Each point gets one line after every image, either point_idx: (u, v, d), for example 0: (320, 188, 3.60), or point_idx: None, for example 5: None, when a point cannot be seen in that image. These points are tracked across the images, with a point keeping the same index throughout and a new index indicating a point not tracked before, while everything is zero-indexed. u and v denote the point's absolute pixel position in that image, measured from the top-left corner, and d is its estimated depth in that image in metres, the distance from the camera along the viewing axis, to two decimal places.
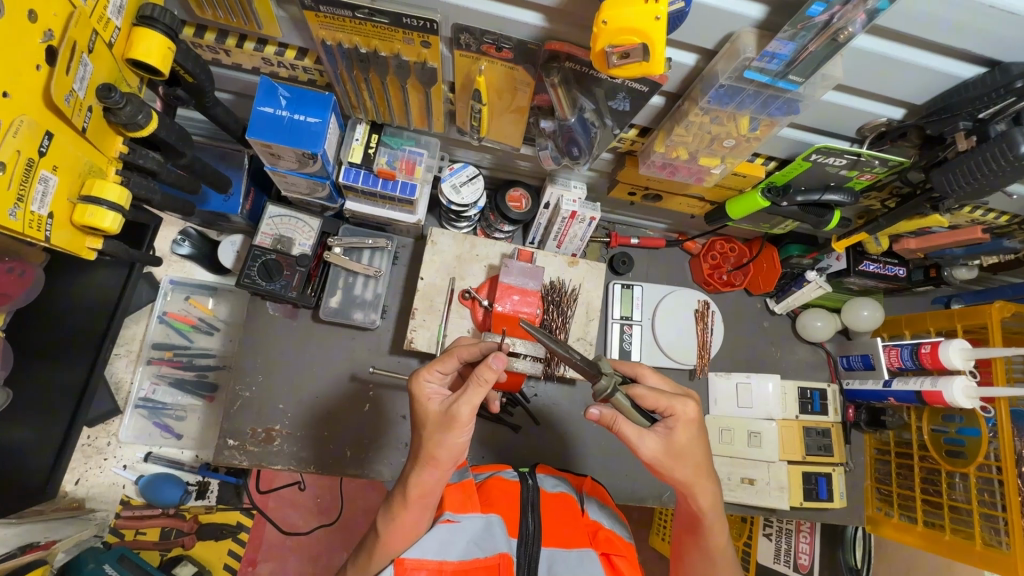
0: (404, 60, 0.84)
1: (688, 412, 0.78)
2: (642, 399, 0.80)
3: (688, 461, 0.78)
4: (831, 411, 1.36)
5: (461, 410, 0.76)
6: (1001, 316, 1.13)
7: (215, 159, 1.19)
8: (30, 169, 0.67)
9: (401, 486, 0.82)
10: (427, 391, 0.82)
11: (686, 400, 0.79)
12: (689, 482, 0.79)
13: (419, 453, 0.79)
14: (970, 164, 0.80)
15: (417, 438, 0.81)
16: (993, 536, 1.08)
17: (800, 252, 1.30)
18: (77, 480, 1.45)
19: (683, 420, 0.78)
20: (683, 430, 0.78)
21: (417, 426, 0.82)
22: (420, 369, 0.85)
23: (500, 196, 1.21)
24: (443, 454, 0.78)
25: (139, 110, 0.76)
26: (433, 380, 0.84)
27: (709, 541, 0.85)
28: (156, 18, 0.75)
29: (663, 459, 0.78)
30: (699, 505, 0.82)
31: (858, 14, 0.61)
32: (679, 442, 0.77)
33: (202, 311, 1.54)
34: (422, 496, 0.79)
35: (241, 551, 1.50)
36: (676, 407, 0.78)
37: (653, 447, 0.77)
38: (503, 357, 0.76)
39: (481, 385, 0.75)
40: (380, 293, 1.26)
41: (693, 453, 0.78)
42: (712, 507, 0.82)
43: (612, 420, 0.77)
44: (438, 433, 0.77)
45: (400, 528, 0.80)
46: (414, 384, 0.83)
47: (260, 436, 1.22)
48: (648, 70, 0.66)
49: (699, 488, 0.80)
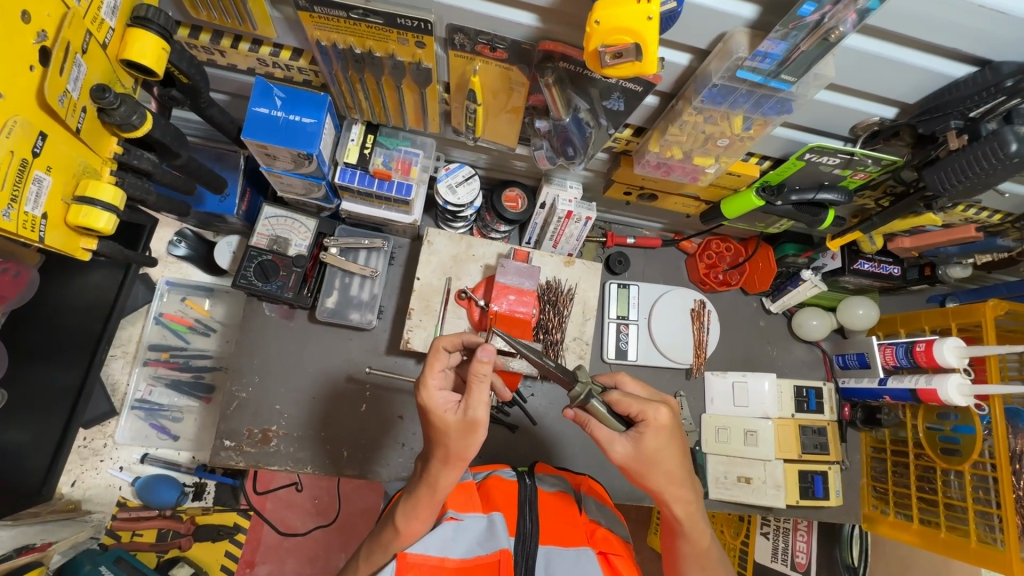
0: (399, 60, 0.84)
1: (660, 420, 0.78)
2: (618, 404, 0.80)
3: (660, 465, 0.78)
4: (828, 409, 1.36)
5: (480, 412, 0.76)
6: (995, 314, 1.14)
7: (211, 160, 1.19)
8: (23, 170, 0.67)
9: (422, 483, 0.81)
10: (442, 402, 0.78)
11: (660, 405, 0.79)
12: (662, 489, 0.80)
13: (446, 458, 0.78)
14: (961, 164, 0.80)
15: (437, 446, 0.79)
16: (989, 533, 1.09)
17: (796, 251, 1.32)
18: (74, 482, 1.45)
19: (654, 427, 0.78)
20: (654, 437, 0.77)
21: (433, 432, 0.79)
22: (424, 377, 0.79)
23: (497, 197, 1.21)
24: (472, 454, 0.78)
25: (133, 110, 0.77)
26: (441, 385, 0.80)
27: (691, 547, 0.85)
28: (150, 18, 0.75)
29: (634, 463, 0.79)
30: (674, 513, 0.83)
31: (848, 14, 0.62)
32: (648, 448, 0.77)
33: (198, 313, 1.54)
34: (443, 493, 0.81)
35: (238, 552, 1.49)
36: (648, 413, 0.78)
37: (623, 452, 0.79)
38: (491, 347, 0.75)
39: (482, 380, 0.76)
40: (376, 293, 1.27)
41: (664, 459, 0.78)
42: (688, 515, 0.82)
43: (585, 421, 0.82)
44: (463, 438, 0.77)
45: (416, 525, 0.81)
46: (422, 395, 0.78)
47: (258, 437, 1.22)
48: (640, 69, 0.66)
49: (672, 497, 0.81)
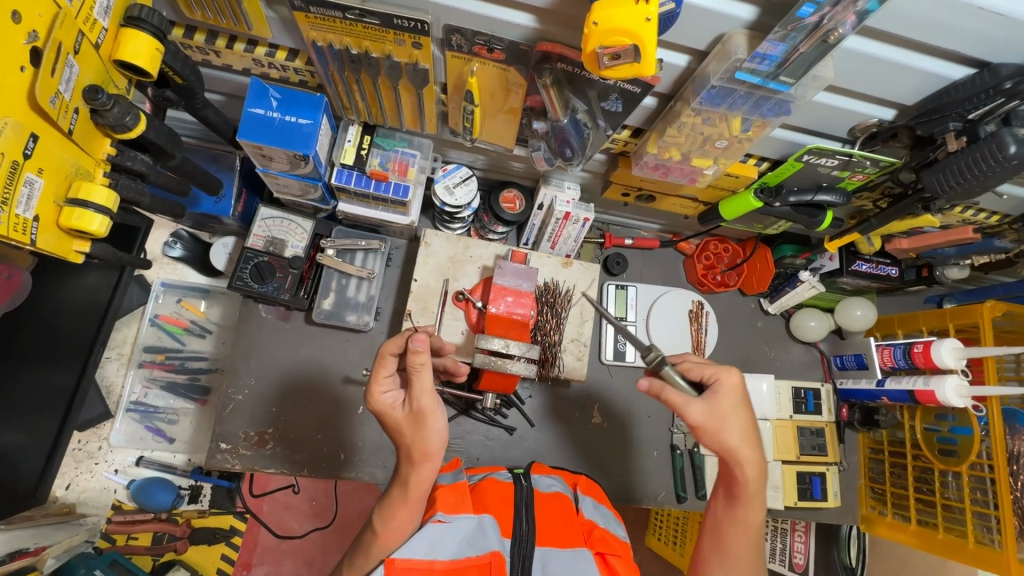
0: (396, 61, 0.84)
1: (733, 381, 0.81)
2: (691, 370, 0.84)
3: (733, 423, 0.78)
4: (826, 410, 1.36)
5: (423, 402, 0.77)
6: (992, 315, 1.13)
7: (206, 161, 1.18)
8: (15, 172, 0.66)
9: (396, 484, 0.82)
10: (388, 402, 0.80)
11: (730, 370, 0.82)
12: (736, 450, 0.78)
13: (409, 456, 0.80)
14: (960, 165, 0.80)
15: (399, 446, 0.81)
16: (986, 534, 1.08)
17: (794, 252, 1.33)
18: (68, 485, 1.44)
19: (728, 385, 0.80)
20: (728, 394, 0.80)
21: (394, 435, 0.81)
22: (371, 385, 0.80)
23: (495, 197, 1.21)
24: (434, 446, 0.79)
25: (127, 111, 0.76)
26: (388, 387, 0.81)
27: (751, 522, 0.81)
28: (144, 19, 0.75)
29: (708, 423, 0.78)
30: (744, 477, 0.79)
31: (848, 15, 0.62)
32: (723, 404, 0.79)
33: (194, 314, 1.53)
34: (419, 492, 0.80)
35: (234, 554, 1.48)
36: (721, 373, 0.81)
37: (699, 411, 0.79)
38: (425, 337, 0.75)
39: (420, 372, 0.76)
40: (373, 295, 1.26)
41: (739, 417, 0.79)
42: (757, 479, 0.80)
43: (659, 390, 0.82)
44: (417, 431, 0.78)
45: (393, 526, 0.80)
46: (371, 402, 0.80)
47: (254, 440, 1.21)
48: (639, 70, 0.66)
49: (745, 458, 0.78)
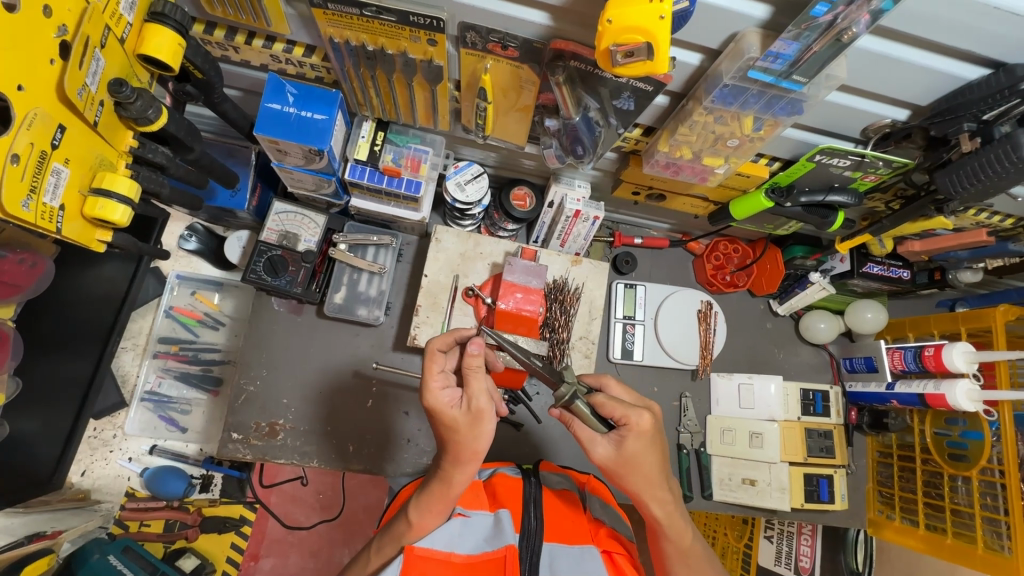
0: (411, 58, 0.85)
1: (642, 424, 0.77)
2: (602, 407, 0.80)
3: (639, 469, 0.78)
4: (835, 412, 1.35)
5: (482, 402, 0.77)
6: (1005, 319, 1.13)
7: (223, 156, 1.21)
8: (43, 161, 0.68)
9: (436, 480, 0.82)
10: (446, 399, 0.78)
11: (643, 410, 0.78)
12: (640, 490, 0.80)
13: (456, 455, 0.79)
14: (974, 166, 0.81)
15: (450, 447, 0.79)
16: (996, 540, 1.08)
17: (804, 254, 1.32)
18: (84, 472, 1.47)
19: (636, 431, 0.77)
20: (635, 440, 0.77)
21: (444, 434, 0.80)
22: (425, 381, 0.78)
23: (505, 195, 1.22)
24: (484, 445, 0.79)
25: (149, 104, 0.78)
26: (441, 384, 0.80)
27: (670, 549, 0.85)
28: (167, 14, 0.77)
29: (614, 464, 0.78)
30: (652, 513, 0.82)
31: (861, 14, 0.62)
32: (629, 451, 0.77)
33: (207, 306, 1.56)
34: (457, 490, 0.81)
35: (244, 544, 1.51)
36: (631, 417, 0.77)
37: (604, 453, 0.79)
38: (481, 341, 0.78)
39: (478, 371, 0.77)
40: (384, 289, 1.27)
41: (645, 462, 0.78)
42: (666, 516, 0.82)
43: (570, 420, 0.82)
44: (473, 431, 0.78)
45: (428, 519, 0.80)
46: (427, 397, 0.78)
47: (264, 430, 1.23)
48: (652, 68, 0.66)
49: (650, 498, 0.80)
